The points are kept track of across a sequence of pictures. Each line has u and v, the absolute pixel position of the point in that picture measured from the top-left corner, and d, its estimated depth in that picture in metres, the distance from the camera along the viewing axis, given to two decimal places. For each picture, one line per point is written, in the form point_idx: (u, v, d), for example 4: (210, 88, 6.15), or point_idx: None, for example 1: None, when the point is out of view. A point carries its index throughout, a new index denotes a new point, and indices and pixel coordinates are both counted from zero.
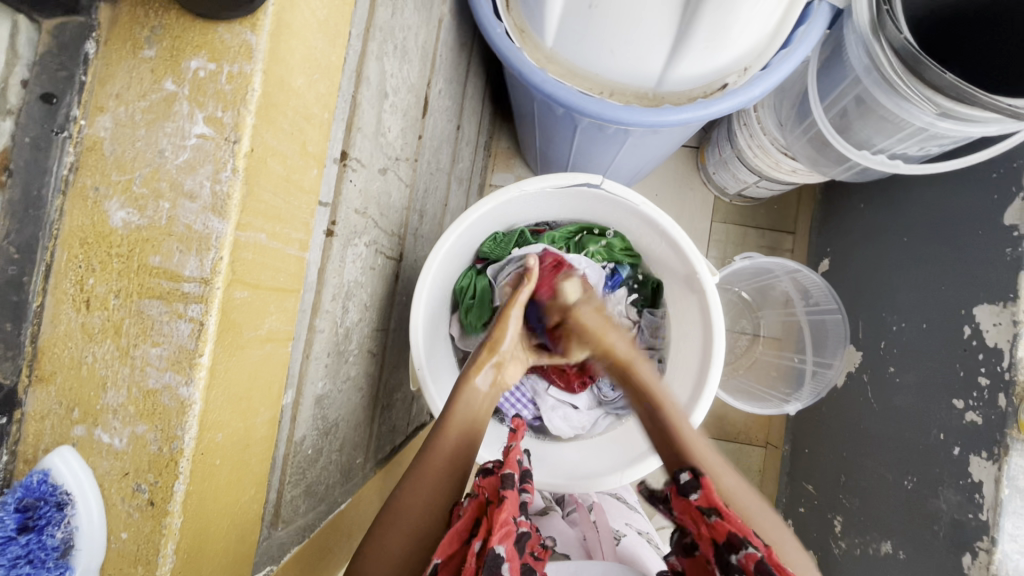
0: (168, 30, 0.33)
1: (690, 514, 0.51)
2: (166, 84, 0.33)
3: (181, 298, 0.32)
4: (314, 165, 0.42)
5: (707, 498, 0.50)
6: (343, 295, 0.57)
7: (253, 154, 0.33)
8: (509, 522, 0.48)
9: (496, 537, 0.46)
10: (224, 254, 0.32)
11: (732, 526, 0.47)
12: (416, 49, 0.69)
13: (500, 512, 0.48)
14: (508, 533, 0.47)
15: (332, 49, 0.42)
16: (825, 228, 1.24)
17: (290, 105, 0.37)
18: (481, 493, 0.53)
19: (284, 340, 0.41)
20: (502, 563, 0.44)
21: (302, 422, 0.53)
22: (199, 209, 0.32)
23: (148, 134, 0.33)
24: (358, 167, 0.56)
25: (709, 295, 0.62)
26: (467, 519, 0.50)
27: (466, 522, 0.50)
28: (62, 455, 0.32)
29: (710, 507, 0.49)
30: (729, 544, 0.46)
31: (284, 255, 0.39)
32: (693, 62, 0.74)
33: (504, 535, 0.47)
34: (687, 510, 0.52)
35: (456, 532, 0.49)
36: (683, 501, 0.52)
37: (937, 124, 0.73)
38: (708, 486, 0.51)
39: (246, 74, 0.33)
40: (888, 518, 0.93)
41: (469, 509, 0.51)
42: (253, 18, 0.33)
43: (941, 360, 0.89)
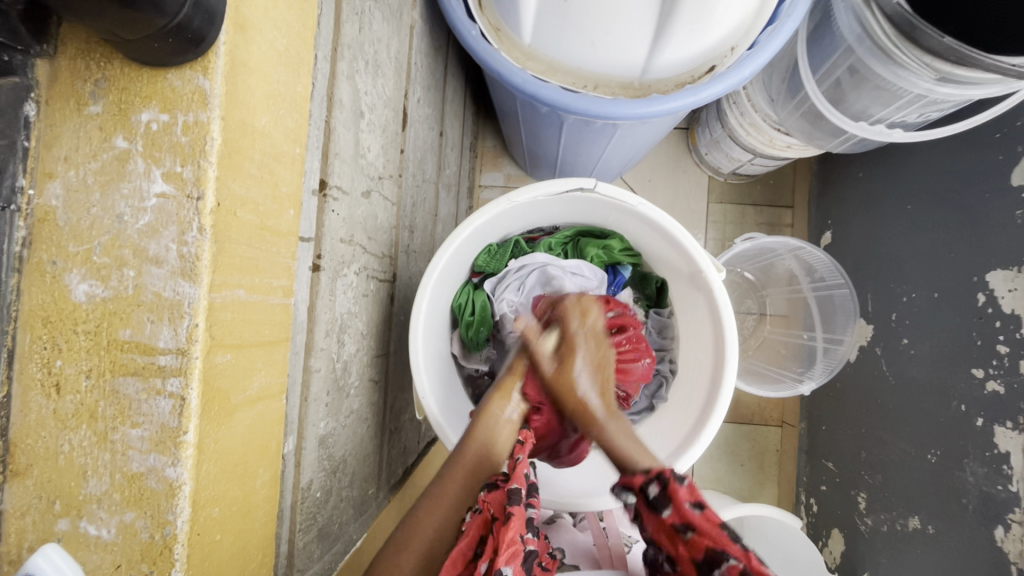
0: (113, 82, 0.30)
1: (665, 534, 0.50)
2: (117, 141, 0.30)
3: (157, 372, 0.29)
4: (291, 206, 0.39)
5: (681, 514, 0.49)
6: (337, 329, 0.55)
7: (219, 210, 0.30)
8: (516, 541, 0.46)
9: (503, 558, 0.45)
10: (199, 321, 0.30)
11: (708, 540, 0.47)
12: (390, 61, 0.66)
13: (507, 532, 0.46)
14: (516, 553, 0.46)
15: (297, 79, 0.39)
16: (823, 200, 1.21)
17: (256, 147, 0.34)
18: (486, 509, 0.50)
19: (279, 394, 0.39)
20: None
21: (307, 467, 0.51)
22: (167, 274, 0.30)
23: (103, 198, 0.30)
24: (339, 195, 0.53)
25: (718, 294, 0.59)
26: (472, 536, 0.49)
27: (469, 540, 0.48)
28: (46, 554, 0.29)
29: (685, 523, 0.48)
30: (710, 561, 0.47)
31: (267, 307, 0.37)
32: (678, 46, 0.71)
33: (512, 556, 0.45)
34: (660, 528, 0.51)
35: (461, 551, 0.48)
36: (654, 518, 0.51)
37: (936, 90, 0.70)
38: (677, 496, 0.49)
39: (202, 123, 0.30)
40: (914, 493, 0.92)
41: (471, 525, 0.49)
42: (203, 60, 0.30)
43: (956, 329, 0.87)
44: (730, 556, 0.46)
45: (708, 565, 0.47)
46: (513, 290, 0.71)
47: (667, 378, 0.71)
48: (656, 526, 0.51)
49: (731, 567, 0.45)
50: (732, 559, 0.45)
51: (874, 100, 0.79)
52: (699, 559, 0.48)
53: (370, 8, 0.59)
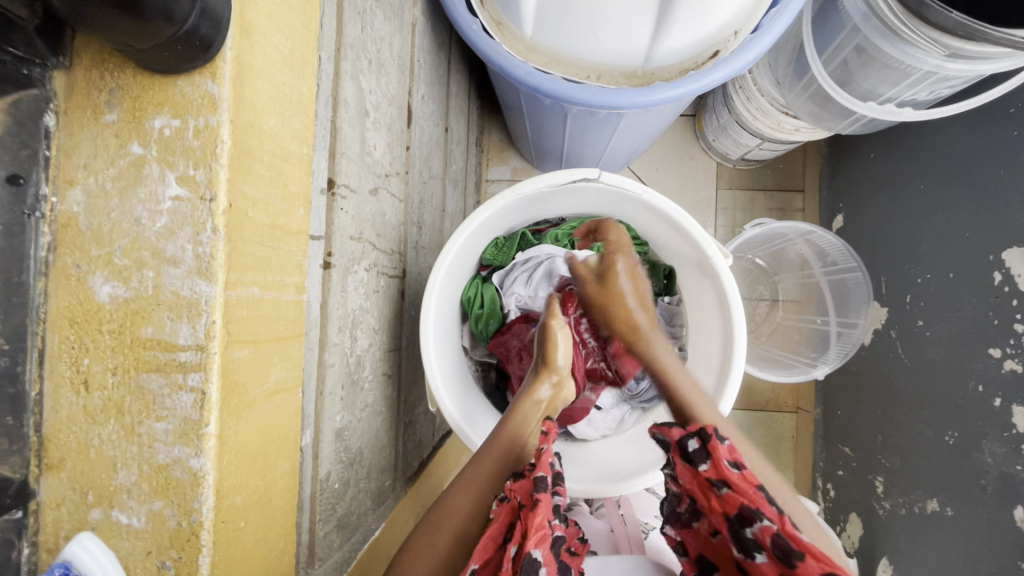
0: (127, 90, 0.31)
1: (700, 487, 0.50)
2: (132, 148, 0.31)
3: (178, 368, 0.31)
4: (300, 205, 0.40)
5: (717, 469, 0.49)
6: (349, 324, 0.56)
7: (231, 210, 0.32)
8: (544, 526, 0.47)
9: (532, 542, 0.45)
10: (216, 318, 0.31)
11: (743, 496, 0.46)
12: (393, 59, 0.67)
13: (535, 517, 0.46)
14: (545, 537, 0.46)
15: (302, 80, 0.40)
16: (834, 182, 1.20)
17: (264, 149, 0.35)
18: (512, 496, 0.50)
19: (295, 388, 0.40)
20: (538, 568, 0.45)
21: (325, 459, 0.53)
22: (184, 273, 0.31)
23: (122, 203, 0.31)
24: (347, 193, 0.54)
25: (725, 281, 0.59)
26: (501, 523, 0.49)
27: (500, 526, 0.49)
28: (82, 542, 0.31)
29: (721, 479, 0.48)
30: (743, 518, 0.46)
31: (280, 303, 0.38)
32: (681, 33, 0.71)
33: (541, 539, 0.46)
34: (696, 481, 0.51)
35: (491, 538, 0.48)
36: (689, 470, 0.51)
37: (946, 67, 0.69)
38: (716, 453, 0.49)
39: (212, 127, 0.31)
40: (932, 476, 0.91)
41: (500, 512, 0.50)
42: (211, 66, 0.31)
43: (972, 309, 0.86)
44: (763, 515, 0.44)
45: (740, 521, 0.46)
46: (520, 284, 0.73)
47: None
48: (692, 478, 0.51)
49: (763, 526, 0.44)
50: (765, 519, 0.44)
51: (884, 79, 0.78)
52: (731, 515, 0.47)
53: (372, 7, 0.59)
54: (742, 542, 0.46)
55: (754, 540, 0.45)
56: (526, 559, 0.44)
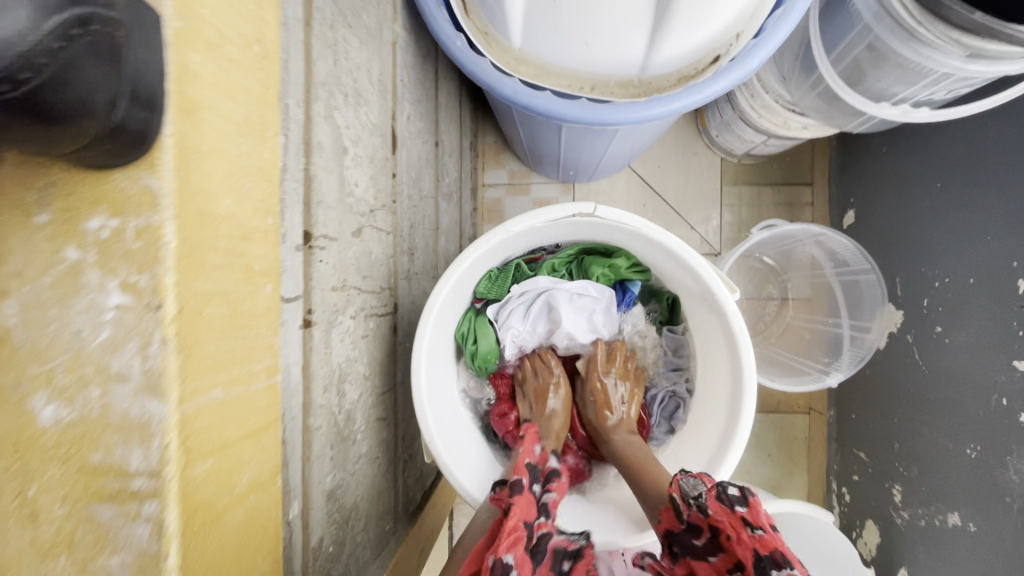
0: (58, 188, 0.28)
1: (730, 523, 0.48)
2: (67, 253, 0.28)
3: (132, 496, 0.28)
4: (268, 281, 0.37)
5: (758, 517, 0.46)
6: (337, 380, 0.53)
7: (181, 315, 0.28)
8: (517, 527, 0.50)
9: (504, 546, 0.48)
10: (170, 439, 0.28)
11: (778, 543, 0.45)
12: (372, 85, 0.63)
13: (508, 518, 0.51)
14: (517, 540, 0.49)
15: (262, 145, 0.36)
16: (844, 176, 1.15)
17: (220, 234, 0.32)
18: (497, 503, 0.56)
19: (273, 477, 0.38)
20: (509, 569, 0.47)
21: (316, 525, 0.50)
22: (132, 391, 0.28)
23: (60, 314, 0.28)
24: (326, 242, 0.51)
25: (732, 317, 0.56)
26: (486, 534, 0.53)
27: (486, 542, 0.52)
28: None
29: (760, 525, 0.46)
30: (774, 561, 0.44)
31: (249, 395, 0.35)
32: (679, 41, 0.66)
33: (513, 542, 0.49)
34: (728, 520, 0.48)
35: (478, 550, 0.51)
36: (722, 508, 0.48)
37: (965, 68, 0.64)
38: (756, 503, 0.48)
39: (154, 226, 0.28)
40: (951, 487, 0.88)
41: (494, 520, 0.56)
42: (149, 158, 0.28)
43: (994, 317, 0.82)
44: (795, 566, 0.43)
45: (771, 565, 0.44)
46: (518, 319, 0.69)
47: (683, 399, 0.69)
48: (723, 514, 0.48)
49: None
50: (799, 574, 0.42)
51: (898, 79, 0.72)
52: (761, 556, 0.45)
53: (344, 34, 0.55)
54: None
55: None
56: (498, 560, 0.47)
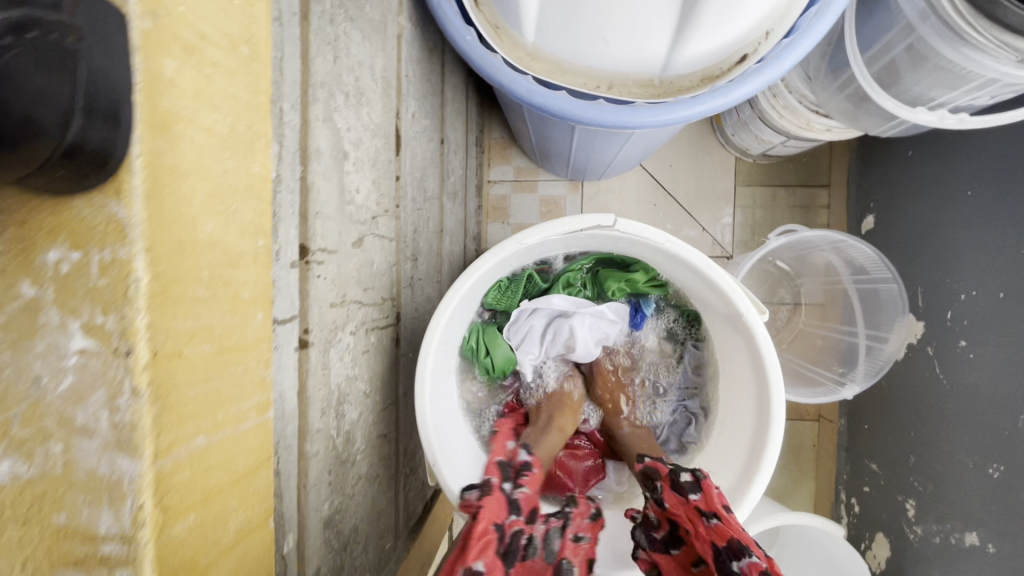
0: (10, 214, 0.24)
1: (688, 514, 0.51)
2: (22, 288, 0.24)
3: (101, 563, 0.25)
4: (259, 309, 0.33)
5: (707, 502, 0.49)
6: (335, 401, 0.50)
7: (156, 360, 0.25)
8: (487, 532, 0.47)
9: (472, 554, 0.45)
10: (144, 501, 0.25)
11: (732, 530, 0.46)
12: (375, 83, 0.59)
13: (477, 521, 0.48)
14: (488, 544, 0.46)
15: (253, 158, 0.32)
16: (865, 179, 1.10)
17: (203, 263, 0.28)
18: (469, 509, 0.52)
19: (264, 521, 0.35)
20: None
21: (311, 556, 0.47)
22: (99, 447, 0.25)
23: (14, 358, 0.25)
24: (324, 255, 0.48)
25: (760, 340, 0.52)
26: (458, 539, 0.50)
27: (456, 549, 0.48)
28: None
29: (711, 511, 0.49)
30: (731, 551, 0.45)
31: (238, 437, 0.32)
32: (706, 39, 0.62)
33: (483, 547, 0.46)
34: (683, 509, 0.51)
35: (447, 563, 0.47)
36: (678, 500, 0.52)
37: (1016, 75, 0.59)
38: (710, 491, 0.50)
39: (123, 260, 0.24)
40: (970, 507, 0.85)
41: None
42: (117, 181, 0.24)
43: (1023, 334, 0.78)
44: (752, 553, 0.44)
45: (728, 554, 0.46)
46: (534, 339, 0.67)
47: (697, 416, 0.65)
48: (682, 508, 0.51)
49: (750, 560, 0.44)
50: (752, 554, 0.44)
51: (936, 82, 0.68)
52: (719, 546, 0.46)
53: (346, 29, 0.51)
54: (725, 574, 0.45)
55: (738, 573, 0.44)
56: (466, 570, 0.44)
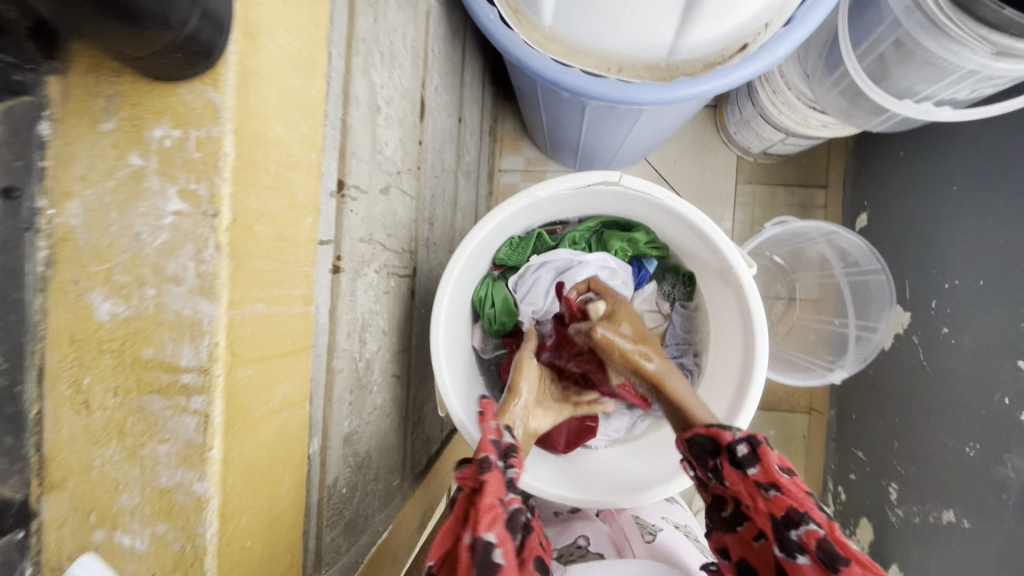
0: (126, 98, 0.30)
1: (747, 490, 0.48)
2: (132, 158, 0.30)
3: (181, 390, 0.30)
4: (309, 214, 0.39)
5: (767, 474, 0.47)
6: (358, 328, 0.55)
7: (235, 226, 0.30)
8: (494, 506, 0.47)
9: (484, 525, 0.45)
10: (220, 339, 0.30)
11: (795, 500, 0.45)
12: (406, 51, 0.65)
13: (484, 498, 0.47)
14: (496, 517, 0.46)
15: (311, 82, 0.38)
16: (859, 179, 1.16)
17: (271, 158, 0.34)
18: (465, 484, 0.50)
19: (302, 401, 0.39)
20: (494, 551, 0.44)
21: (332, 465, 0.52)
22: (186, 293, 0.30)
23: (120, 216, 0.30)
24: (357, 194, 0.53)
25: (748, 292, 0.57)
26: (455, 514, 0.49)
27: (455, 519, 0.49)
28: (85, 565, 0.30)
29: (770, 483, 0.47)
30: (790, 520, 0.45)
31: (287, 317, 0.37)
32: (708, 25, 0.67)
33: (493, 521, 0.46)
34: (742, 484, 0.49)
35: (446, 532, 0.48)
36: (736, 473, 0.49)
37: (992, 66, 0.65)
38: (766, 459, 0.47)
39: (215, 138, 0.29)
40: (949, 486, 0.89)
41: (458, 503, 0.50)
42: (214, 73, 0.29)
43: (1001, 319, 0.83)
44: (811, 519, 0.44)
45: (786, 524, 0.46)
46: (540, 292, 0.71)
47: (691, 372, 0.70)
48: (737, 482, 0.49)
49: (811, 529, 0.44)
50: (813, 523, 0.44)
51: (922, 75, 0.73)
52: (780, 515, 0.46)
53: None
54: (785, 543, 0.46)
55: (797, 543, 0.45)
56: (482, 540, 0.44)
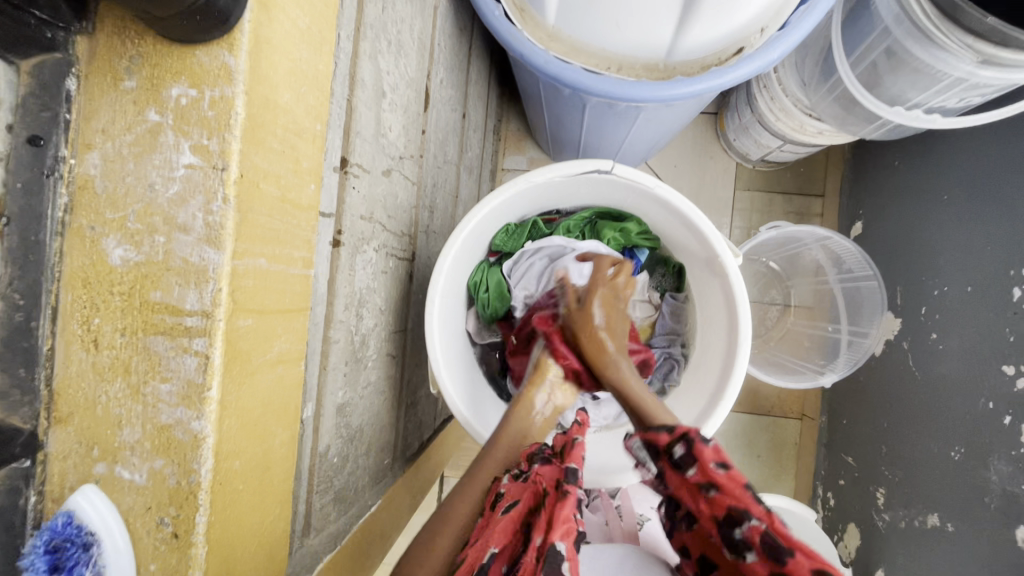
0: (146, 59, 0.32)
1: (688, 492, 0.47)
2: (150, 114, 0.32)
3: (184, 332, 0.32)
4: (311, 181, 0.41)
5: (704, 472, 0.46)
6: (356, 303, 0.57)
7: (242, 180, 0.32)
8: (569, 520, 0.45)
9: (557, 534, 0.43)
10: (223, 286, 0.32)
11: (733, 497, 0.44)
12: (413, 41, 0.67)
13: (563, 507, 0.45)
14: (569, 532, 0.44)
15: (319, 57, 0.40)
16: (855, 188, 1.17)
17: (278, 123, 0.36)
18: (538, 481, 0.49)
19: (297, 360, 0.41)
20: (562, 562, 0.42)
21: (325, 434, 0.53)
22: (194, 241, 0.32)
23: (137, 168, 0.32)
24: (360, 172, 0.55)
25: (734, 281, 0.59)
26: (521, 508, 0.48)
27: (518, 514, 0.47)
28: (86, 495, 0.32)
29: (708, 482, 0.45)
30: (731, 518, 0.43)
31: (287, 276, 0.39)
32: (705, 27, 0.69)
33: (565, 533, 0.44)
34: (684, 486, 0.47)
35: (510, 521, 0.47)
36: (677, 477, 0.48)
37: (978, 74, 0.67)
38: (702, 457, 0.46)
39: (228, 98, 0.32)
40: (933, 490, 0.90)
41: (525, 496, 0.49)
42: (230, 39, 0.31)
43: (987, 324, 0.84)
44: (751, 514, 0.42)
45: (729, 523, 0.44)
46: (532, 278, 0.73)
47: (678, 361, 0.72)
48: (680, 484, 0.48)
49: (752, 525, 0.42)
50: (753, 518, 0.42)
51: (912, 83, 0.76)
52: (722, 514, 0.44)
53: None
54: (731, 543, 0.43)
55: (743, 542, 0.42)
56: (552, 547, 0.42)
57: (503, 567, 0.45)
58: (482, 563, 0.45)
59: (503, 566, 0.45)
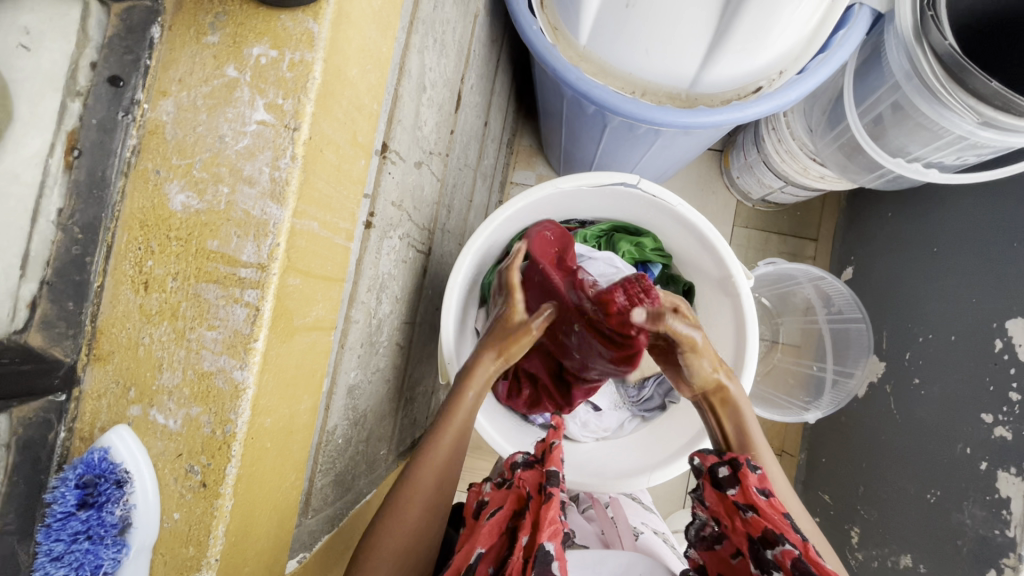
0: (232, 17, 0.33)
1: (724, 510, 0.50)
2: (228, 70, 0.33)
3: (237, 283, 0.32)
4: (363, 156, 0.42)
5: (745, 494, 0.48)
6: (377, 286, 0.57)
7: (311, 142, 0.33)
8: (556, 520, 0.44)
9: (545, 534, 0.43)
10: (281, 241, 0.32)
11: (767, 522, 0.46)
12: (453, 43, 0.69)
13: (549, 509, 0.44)
14: (556, 532, 0.44)
15: (384, 40, 0.41)
16: (849, 235, 1.23)
17: (345, 94, 0.37)
18: (522, 486, 0.50)
19: (328, 329, 0.42)
20: (551, 561, 0.41)
21: (334, 412, 0.53)
22: (257, 195, 0.32)
23: (209, 119, 0.33)
24: (396, 159, 0.56)
25: (745, 301, 0.62)
26: (506, 510, 0.48)
27: (506, 512, 0.48)
28: (119, 434, 0.32)
29: (747, 504, 0.48)
30: (765, 540, 0.46)
31: (332, 245, 0.39)
32: (728, 65, 0.70)
33: (553, 533, 0.43)
34: (721, 504, 0.51)
35: (496, 522, 0.47)
36: (717, 495, 0.51)
37: (978, 134, 0.72)
38: (746, 480, 0.49)
39: (307, 62, 0.32)
40: (909, 532, 0.92)
41: (506, 500, 0.49)
42: (316, 7, 0.32)
43: (969, 372, 0.87)
44: (786, 540, 0.44)
45: (762, 543, 0.46)
46: None
47: None
48: (718, 502, 0.51)
49: (786, 550, 0.44)
50: (788, 543, 0.44)
51: (916, 138, 0.81)
52: (752, 538, 0.47)
53: None
54: (763, 563, 0.46)
55: (773, 562, 0.45)
56: (538, 549, 0.42)
57: (491, 568, 0.45)
58: (468, 564, 0.45)
59: (490, 567, 0.46)
